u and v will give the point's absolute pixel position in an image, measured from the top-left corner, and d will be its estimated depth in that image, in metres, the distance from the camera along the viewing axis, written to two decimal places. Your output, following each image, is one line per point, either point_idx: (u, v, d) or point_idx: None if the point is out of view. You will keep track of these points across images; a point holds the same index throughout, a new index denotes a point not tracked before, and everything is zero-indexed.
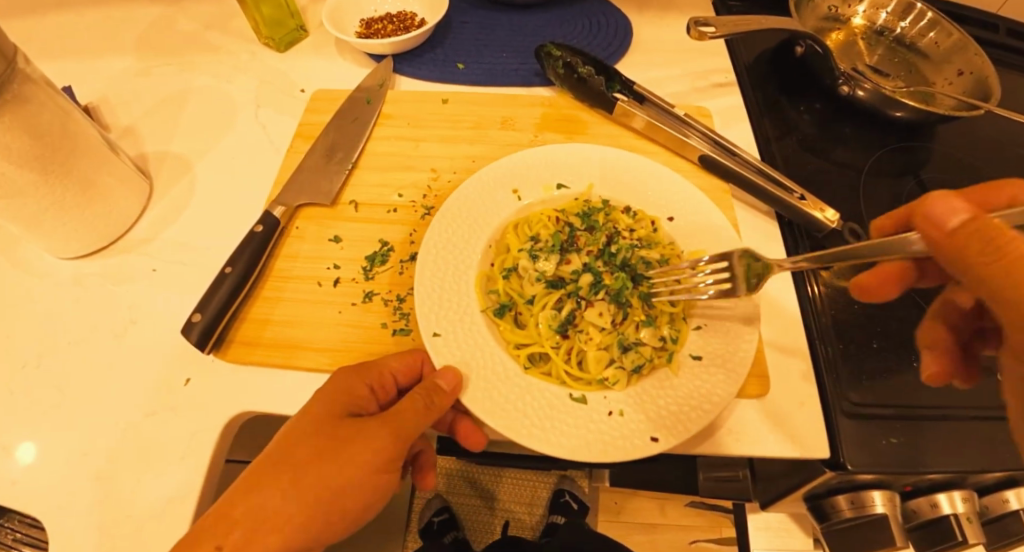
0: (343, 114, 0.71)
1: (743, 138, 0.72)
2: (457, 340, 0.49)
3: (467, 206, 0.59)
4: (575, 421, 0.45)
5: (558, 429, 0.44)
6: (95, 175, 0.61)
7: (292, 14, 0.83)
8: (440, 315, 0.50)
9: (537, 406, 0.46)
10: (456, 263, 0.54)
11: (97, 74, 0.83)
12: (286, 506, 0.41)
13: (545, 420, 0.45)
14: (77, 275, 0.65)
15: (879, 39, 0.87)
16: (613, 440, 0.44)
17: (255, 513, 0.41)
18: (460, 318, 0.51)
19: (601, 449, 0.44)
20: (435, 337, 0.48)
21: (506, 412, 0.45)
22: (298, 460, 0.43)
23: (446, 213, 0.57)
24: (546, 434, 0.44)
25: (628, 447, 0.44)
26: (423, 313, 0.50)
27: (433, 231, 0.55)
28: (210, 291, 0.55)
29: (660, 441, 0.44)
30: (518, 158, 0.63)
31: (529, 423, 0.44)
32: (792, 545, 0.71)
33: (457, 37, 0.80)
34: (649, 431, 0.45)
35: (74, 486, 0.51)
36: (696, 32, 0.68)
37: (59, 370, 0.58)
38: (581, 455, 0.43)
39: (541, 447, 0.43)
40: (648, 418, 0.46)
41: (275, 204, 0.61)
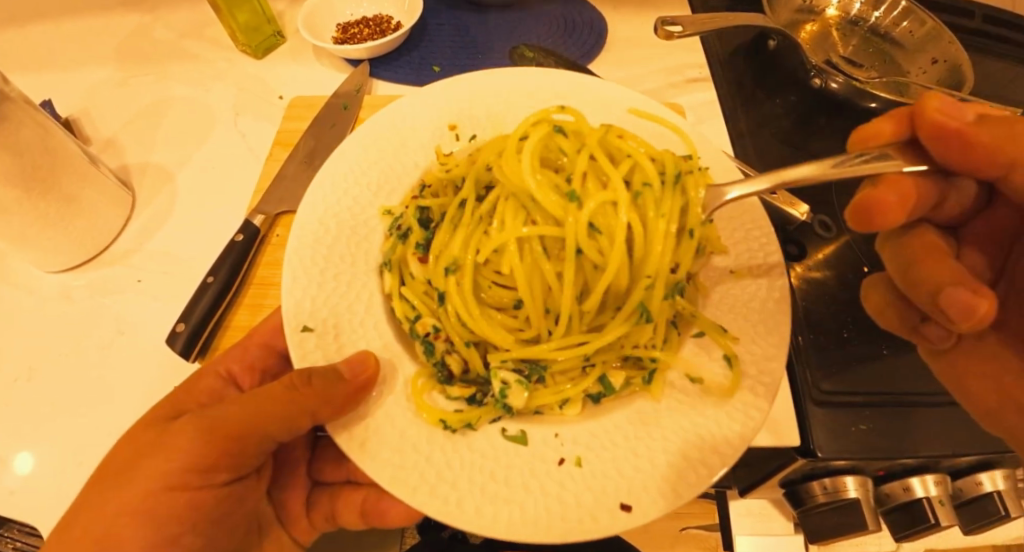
0: (321, 121, 0.71)
1: (717, 133, 0.73)
2: (367, 330, 0.48)
3: (381, 167, 0.57)
4: (491, 471, 0.41)
5: (478, 483, 0.40)
6: (78, 190, 0.62)
7: (268, 20, 0.84)
8: (328, 313, 0.47)
9: (454, 456, 0.42)
10: (339, 257, 0.50)
11: (76, 86, 0.84)
12: (138, 488, 0.42)
13: (459, 470, 0.41)
14: (63, 288, 0.66)
15: (853, 29, 0.88)
16: (542, 494, 0.40)
17: (105, 501, 0.41)
18: (346, 300, 0.48)
19: (527, 504, 0.39)
20: (304, 332, 0.45)
21: (406, 459, 0.40)
22: (139, 447, 0.43)
23: (316, 194, 0.52)
24: (458, 491, 0.40)
25: (592, 522, 0.39)
26: (295, 303, 0.46)
27: (308, 218, 0.51)
28: (193, 300, 0.56)
29: (632, 508, 0.39)
30: (444, 106, 0.62)
31: (438, 475, 0.40)
32: (773, 528, 0.73)
33: (433, 39, 0.80)
34: (620, 497, 0.40)
35: (69, 496, 0.52)
36: (664, 33, 0.69)
37: (50, 382, 0.59)
38: (536, 535, 0.38)
39: (442, 510, 0.38)
40: (621, 482, 0.40)
41: (255, 212, 0.62)
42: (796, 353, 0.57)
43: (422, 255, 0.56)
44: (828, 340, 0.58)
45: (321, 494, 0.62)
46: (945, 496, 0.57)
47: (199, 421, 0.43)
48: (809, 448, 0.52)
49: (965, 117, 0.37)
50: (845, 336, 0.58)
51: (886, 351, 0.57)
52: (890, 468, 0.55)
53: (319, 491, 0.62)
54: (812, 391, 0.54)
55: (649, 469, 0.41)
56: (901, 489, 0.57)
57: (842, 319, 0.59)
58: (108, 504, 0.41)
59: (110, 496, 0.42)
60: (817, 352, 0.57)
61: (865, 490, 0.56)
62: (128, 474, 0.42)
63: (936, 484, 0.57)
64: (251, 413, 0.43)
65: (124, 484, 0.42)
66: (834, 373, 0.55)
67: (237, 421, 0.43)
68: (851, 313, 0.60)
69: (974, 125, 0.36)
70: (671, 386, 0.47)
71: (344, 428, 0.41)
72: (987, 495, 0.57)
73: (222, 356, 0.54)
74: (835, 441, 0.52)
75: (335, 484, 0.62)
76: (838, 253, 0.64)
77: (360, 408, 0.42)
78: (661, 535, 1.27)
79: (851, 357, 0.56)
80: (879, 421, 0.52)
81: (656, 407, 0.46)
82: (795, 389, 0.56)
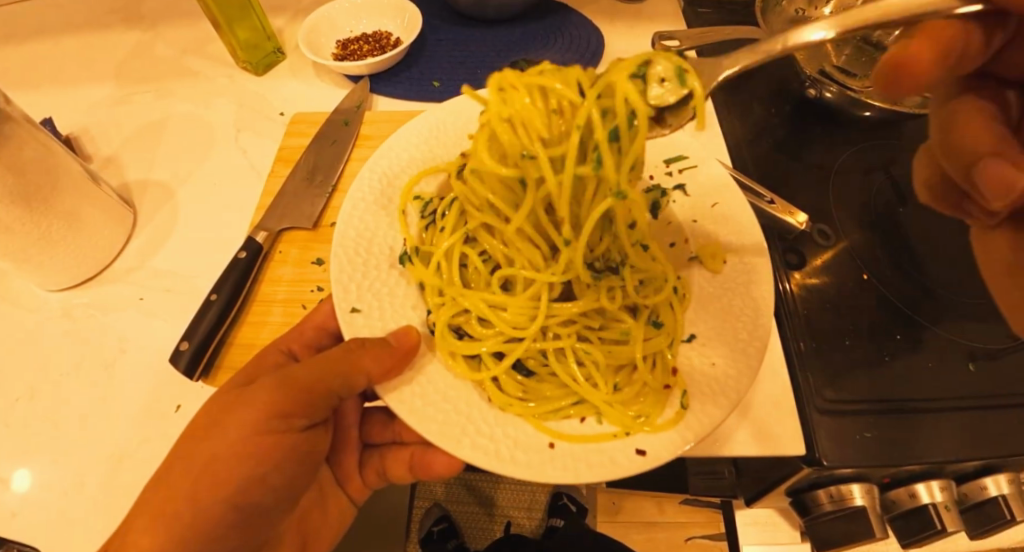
0: (322, 136, 0.72)
1: (713, 143, 0.74)
2: (379, 317, 0.49)
3: (408, 163, 0.60)
4: (527, 429, 0.45)
5: (513, 437, 0.44)
6: (79, 207, 0.62)
7: (268, 37, 0.84)
8: (371, 299, 0.49)
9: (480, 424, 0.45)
10: (372, 254, 0.53)
11: (77, 104, 0.84)
12: (220, 445, 0.43)
13: (495, 428, 0.44)
14: (64, 307, 0.66)
15: (846, 38, 0.89)
16: (568, 445, 0.44)
17: (191, 459, 0.43)
18: (381, 292, 0.50)
19: (558, 448, 0.44)
20: (354, 312, 0.47)
21: (446, 417, 0.43)
22: (218, 407, 0.45)
23: (353, 196, 0.55)
24: (496, 443, 0.43)
25: (614, 463, 0.42)
26: (341, 289, 0.48)
27: (350, 217, 0.54)
28: (196, 318, 0.56)
29: (647, 455, 0.43)
30: (464, 108, 0.65)
31: (476, 430, 0.43)
32: (780, 538, 0.73)
33: (433, 55, 0.81)
34: (634, 443, 0.44)
35: (71, 516, 0.52)
36: (660, 47, 0.70)
37: (52, 402, 0.59)
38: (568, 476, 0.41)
39: (487, 464, 0.41)
40: (635, 432, 0.45)
41: (258, 228, 0.62)
42: (798, 359, 0.57)
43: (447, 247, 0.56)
44: (829, 346, 0.58)
45: (371, 457, 0.61)
46: (951, 502, 0.57)
47: (271, 383, 0.45)
48: (815, 457, 0.52)
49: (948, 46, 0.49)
50: (847, 343, 0.58)
51: (886, 358, 0.57)
52: (895, 475, 0.56)
53: (369, 453, 0.61)
54: (816, 399, 0.55)
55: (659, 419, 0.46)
56: (907, 495, 0.58)
57: (842, 326, 0.59)
58: (186, 465, 0.43)
59: (196, 449, 0.43)
60: (819, 359, 0.57)
61: (870, 498, 0.56)
62: (206, 439, 0.43)
63: (941, 490, 0.57)
64: (320, 375, 0.44)
65: (203, 446, 0.43)
66: (836, 380, 0.56)
67: (306, 382, 0.45)
68: (852, 320, 0.60)
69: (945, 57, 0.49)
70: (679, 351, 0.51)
71: (393, 391, 0.43)
72: (992, 499, 0.56)
73: (282, 336, 0.54)
74: (841, 448, 0.52)
75: (383, 445, 0.61)
76: (838, 259, 0.64)
77: (406, 373, 0.45)
78: (666, 544, 1.27)
79: (852, 362, 0.57)
80: (882, 424, 0.53)
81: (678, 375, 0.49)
82: (798, 395, 0.55)
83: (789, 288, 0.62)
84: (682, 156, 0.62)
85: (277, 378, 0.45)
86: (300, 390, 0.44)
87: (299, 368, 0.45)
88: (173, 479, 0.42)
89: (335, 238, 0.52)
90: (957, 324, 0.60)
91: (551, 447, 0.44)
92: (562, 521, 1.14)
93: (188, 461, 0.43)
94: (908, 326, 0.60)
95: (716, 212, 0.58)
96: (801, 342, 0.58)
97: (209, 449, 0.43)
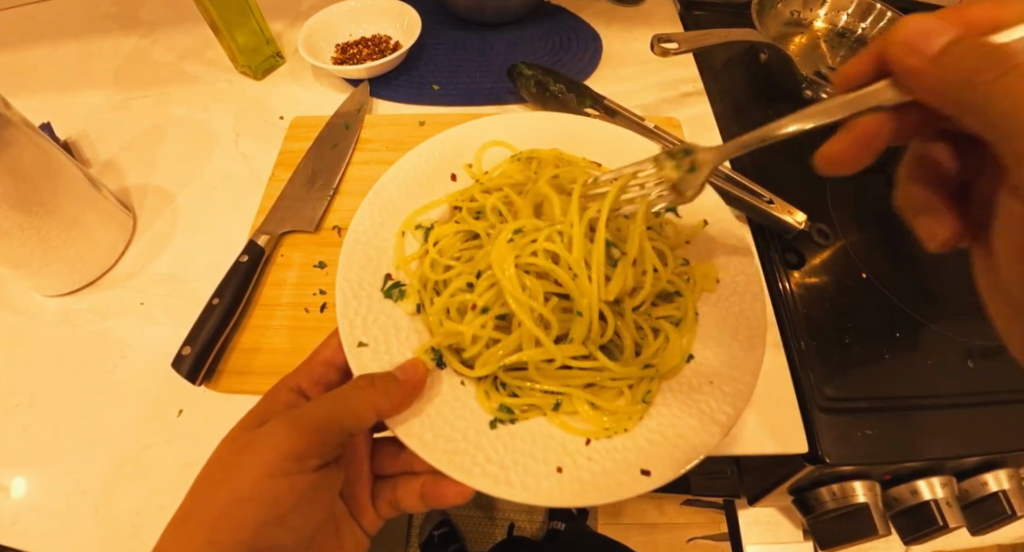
0: (323, 140, 0.72)
1: (712, 145, 0.74)
2: (384, 349, 0.49)
3: (405, 189, 0.61)
4: (536, 453, 0.45)
5: (522, 462, 0.44)
6: (78, 213, 0.62)
7: (268, 42, 0.85)
8: (377, 330, 0.50)
9: (493, 443, 0.45)
10: (372, 286, 0.52)
11: (76, 109, 0.84)
12: (240, 489, 0.43)
13: (504, 455, 0.44)
14: (64, 312, 0.65)
15: (841, 40, 0.90)
16: (576, 467, 0.44)
17: (210, 507, 0.43)
18: (386, 319, 0.51)
19: (565, 472, 0.43)
20: (360, 346, 0.47)
21: (455, 446, 0.44)
22: (231, 452, 0.45)
23: (356, 228, 0.56)
24: (504, 472, 0.43)
25: (616, 485, 0.42)
26: (345, 320, 0.49)
27: (353, 248, 0.54)
28: (198, 323, 0.56)
29: (652, 474, 0.43)
30: (457, 132, 0.66)
31: (485, 458, 0.43)
32: (782, 537, 0.73)
33: (431, 59, 0.82)
34: (639, 465, 0.44)
35: (72, 523, 0.52)
36: (659, 49, 0.70)
37: (53, 407, 0.58)
38: (581, 499, 0.41)
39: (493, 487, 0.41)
40: (639, 453, 0.45)
41: (259, 232, 0.62)
42: (799, 357, 0.58)
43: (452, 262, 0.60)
44: (828, 345, 0.58)
45: (383, 487, 0.62)
46: (952, 497, 0.57)
47: (279, 428, 0.45)
48: (817, 454, 0.52)
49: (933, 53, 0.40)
50: (848, 341, 0.58)
51: (887, 356, 0.57)
52: (897, 472, 0.56)
53: (382, 485, 0.62)
54: (817, 398, 0.55)
55: (641, 430, 0.47)
56: (908, 492, 0.58)
57: (841, 325, 0.60)
58: (190, 519, 0.42)
59: (212, 494, 0.43)
60: (820, 357, 0.58)
61: (873, 495, 0.56)
62: (217, 490, 0.43)
63: (943, 486, 0.56)
64: (331, 414, 0.44)
65: (213, 500, 0.43)
66: (838, 379, 0.56)
67: (319, 421, 0.45)
68: (851, 318, 0.60)
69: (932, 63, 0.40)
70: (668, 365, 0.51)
71: (403, 423, 0.43)
72: (993, 495, 0.57)
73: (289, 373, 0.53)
74: (843, 447, 0.52)
75: (396, 475, 0.61)
76: (836, 259, 0.65)
77: (415, 405, 0.45)
78: (667, 545, 1.27)
79: (855, 363, 0.57)
80: (884, 423, 0.53)
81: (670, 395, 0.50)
82: (800, 394, 0.56)
83: (789, 287, 0.63)
84: None
85: (285, 421, 0.45)
86: (310, 430, 0.45)
87: (304, 410, 0.45)
88: (192, 521, 0.42)
89: (338, 272, 0.52)
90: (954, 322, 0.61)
91: (559, 471, 0.43)
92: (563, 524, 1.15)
93: (191, 513, 0.42)
94: (907, 324, 0.60)
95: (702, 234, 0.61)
96: (803, 342, 0.59)
97: (218, 495, 0.43)
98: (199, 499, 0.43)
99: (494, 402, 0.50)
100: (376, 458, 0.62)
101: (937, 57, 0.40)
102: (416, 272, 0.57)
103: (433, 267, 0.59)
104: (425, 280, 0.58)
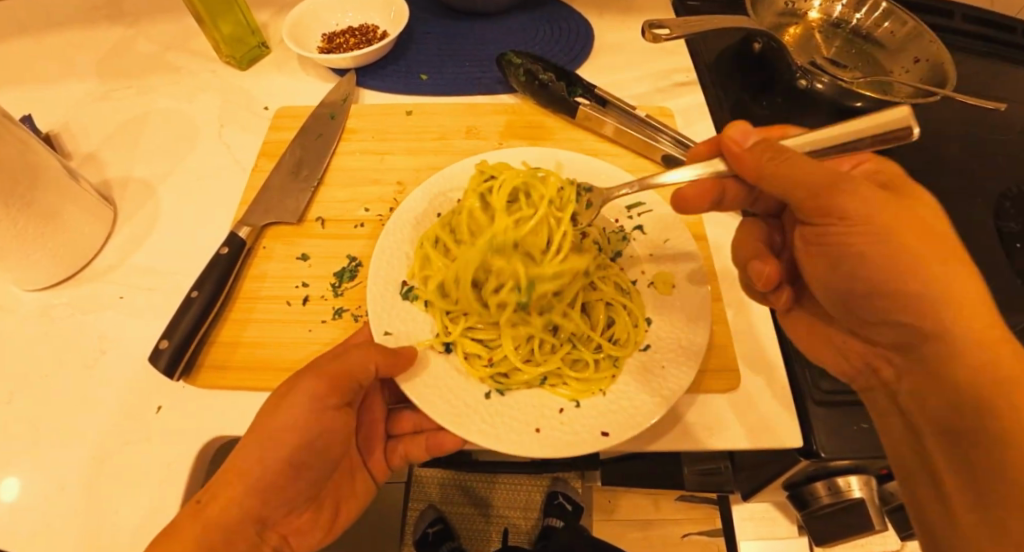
0: (307, 131, 0.70)
1: (705, 136, 0.72)
2: (408, 338, 0.50)
3: (434, 196, 0.61)
4: (521, 412, 0.46)
5: (494, 431, 0.44)
6: (56, 205, 0.60)
7: (253, 31, 0.83)
8: (403, 322, 0.51)
9: (478, 412, 0.45)
10: (393, 286, 0.53)
11: (57, 101, 0.82)
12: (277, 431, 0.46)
13: (495, 417, 0.45)
14: (41, 307, 0.64)
15: (835, 31, 0.89)
16: (553, 427, 0.45)
17: (256, 448, 0.46)
18: (410, 317, 0.52)
19: (543, 432, 0.44)
20: (386, 336, 0.49)
21: (456, 411, 0.45)
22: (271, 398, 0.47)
23: (388, 230, 0.57)
24: (497, 430, 0.44)
25: (579, 441, 0.44)
26: (376, 314, 0.50)
27: (384, 246, 0.56)
28: (176, 317, 0.54)
29: (611, 435, 0.44)
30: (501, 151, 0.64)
31: (481, 417, 0.45)
32: (778, 532, 0.73)
33: (420, 49, 0.80)
34: (599, 426, 0.45)
35: (48, 523, 0.50)
36: (651, 35, 0.69)
37: (29, 405, 0.56)
38: (563, 451, 0.43)
39: (488, 442, 0.43)
40: (608, 414, 0.46)
41: (240, 224, 0.60)
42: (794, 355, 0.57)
43: (452, 273, 0.57)
44: None
45: (395, 446, 0.57)
46: None
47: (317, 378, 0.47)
48: (811, 449, 0.51)
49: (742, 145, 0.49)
50: None
51: None
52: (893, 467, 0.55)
53: (393, 443, 0.57)
54: (812, 392, 0.54)
55: (605, 398, 0.48)
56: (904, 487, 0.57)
57: None
58: (237, 460, 0.46)
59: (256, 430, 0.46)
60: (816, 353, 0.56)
61: (868, 488, 0.55)
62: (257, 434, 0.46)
63: None
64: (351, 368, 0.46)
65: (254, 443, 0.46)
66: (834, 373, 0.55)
67: (342, 374, 0.47)
68: None
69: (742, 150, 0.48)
70: (654, 361, 0.49)
71: (414, 393, 0.45)
72: None
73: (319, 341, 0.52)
74: (836, 442, 0.51)
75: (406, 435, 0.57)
76: None
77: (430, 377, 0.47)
78: (662, 543, 1.26)
79: None
80: None
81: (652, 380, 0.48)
82: (794, 385, 0.55)
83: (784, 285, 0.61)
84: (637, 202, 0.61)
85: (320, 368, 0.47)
86: (335, 380, 0.47)
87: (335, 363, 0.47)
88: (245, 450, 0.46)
89: (370, 268, 0.54)
90: None
91: (538, 431, 0.45)
92: (559, 522, 1.14)
93: (240, 449, 0.46)
94: None
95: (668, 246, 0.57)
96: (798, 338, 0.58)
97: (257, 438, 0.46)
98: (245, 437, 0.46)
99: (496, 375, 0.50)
100: (390, 417, 0.59)
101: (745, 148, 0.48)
102: (428, 273, 0.57)
103: (439, 272, 0.57)
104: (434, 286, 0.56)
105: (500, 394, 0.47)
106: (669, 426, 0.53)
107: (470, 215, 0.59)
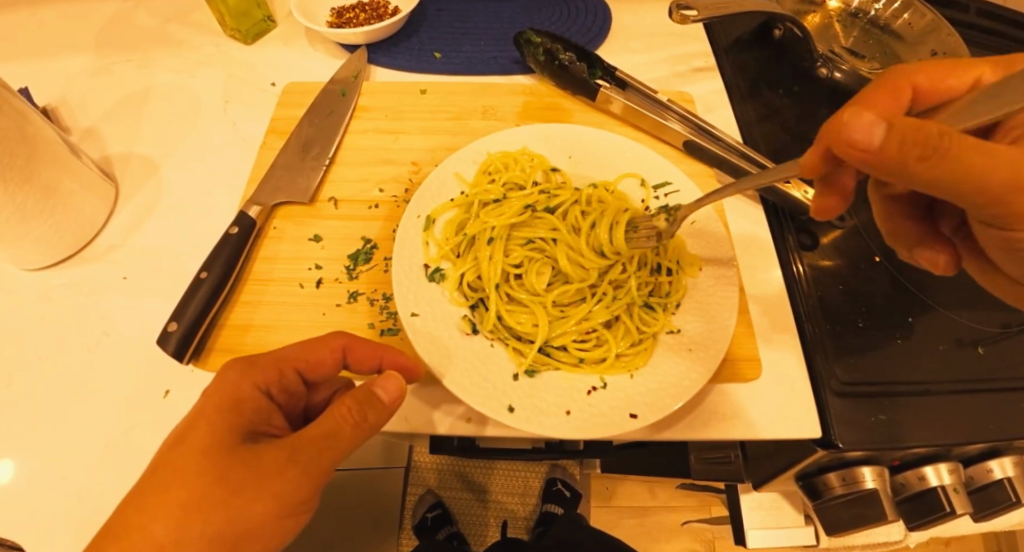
0: (318, 108, 0.68)
1: (724, 122, 0.71)
2: (436, 319, 0.48)
3: (457, 175, 0.59)
4: (550, 394, 0.45)
5: (528, 410, 0.43)
6: (58, 181, 0.58)
7: (258, 4, 0.80)
8: (425, 303, 0.49)
9: (511, 391, 0.44)
10: (415, 265, 0.51)
11: (55, 74, 0.79)
12: (191, 482, 0.36)
13: (525, 398, 0.44)
14: (41, 288, 0.61)
15: (854, 21, 0.87)
16: (584, 408, 0.44)
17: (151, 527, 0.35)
18: (432, 298, 0.49)
19: (574, 414, 0.43)
20: (413, 317, 0.47)
21: (487, 390, 0.44)
22: (191, 444, 0.38)
23: (415, 206, 0.54)
24: (529, 412, 0.43)
25: (606, 424, 0.43)
26: (400, 294, 0.48)
27: (408, 224, 0.53)
28: (186, 297, 0.52)
29: (640, 418, 0.43)
30: (527, 130, 0.62)
31: (515, 396, 0.44)
32: (784, 522, 0.73)
33: (432, 27, 0.78)
34: (629, 408, 0.44)
35: (54, 507, 0.49)
36: (679, 16, 0.68)
37: (31, 388, 0.55)
38: (592, 432, 0.42)
39: (520, 424, 0.42)
40: (634, 397, 0.45)
41: (250, 203, 0.58)
42: (814, 344, 0.55)
43: (482, 263, 0.58)
44: (844, 329, 0.56)
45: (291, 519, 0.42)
46: (960, 484, 0.56)
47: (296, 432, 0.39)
48: (830, 439, 0.51)
49: (876, 141, 0.35)
50: (862, 325, 0.56)
51: (900, 340, 0.55)
52: (905, 458, 0.55)
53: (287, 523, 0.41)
54: (832, 382, 0.53)
55: (632, 381, 0.47)
56: (915, 478, 0.57)
57: (854, 308, 0.57)
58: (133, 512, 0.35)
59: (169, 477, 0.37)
60: (836, 342, 0.55)
61: (881, 480, 0.55)
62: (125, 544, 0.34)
63: (950, 472, 0.56)
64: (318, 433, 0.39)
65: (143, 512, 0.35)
66: (852, 362, 0.54)
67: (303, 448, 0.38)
68: (866, 301, 0.58)
69: (881, 152, 0.36)
70: (677, 349, 0.49)
71: (444, 373, 0.43)
72: (997, 482, 0.57)
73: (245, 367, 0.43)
74: (856, 432, 0.50)
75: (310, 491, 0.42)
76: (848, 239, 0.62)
77: (456, 360, 0.45)
78: (658, 529, 1.28)
79: (870, 345, 0.55)
80: (902, 406, 0.51)
81: (678, 363, 0.47)
82: (815, 378, 0.54)
83: (801, 270, 0.60)
84: (666, 182, 0.58)
85: (241, 454, 0.38)
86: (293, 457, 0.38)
87: (269, 447, 0.38)
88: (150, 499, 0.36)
89: (393, 247, 0.51)
90: (968, 310, 0.58)
91: (568, 413, 0.43)
92: (560, 509, 1.14)
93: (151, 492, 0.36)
94: (919, 306, 0.58)
95: (693, 230, 0.56)
96: (817, 326, 0.56)
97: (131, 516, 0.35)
98: (145, 483, 0.37)
99: (526, 358, 0.49)
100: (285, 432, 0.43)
101: (881, 144, 0.35)
102: (451, 257, 0.55)
103: (460, 263, 0.56)
104: (460, 271, 0.55)
105: (528, 376, 0.46)
106: (688, 417, 0.53)
107: (494, 211, 0.61)
